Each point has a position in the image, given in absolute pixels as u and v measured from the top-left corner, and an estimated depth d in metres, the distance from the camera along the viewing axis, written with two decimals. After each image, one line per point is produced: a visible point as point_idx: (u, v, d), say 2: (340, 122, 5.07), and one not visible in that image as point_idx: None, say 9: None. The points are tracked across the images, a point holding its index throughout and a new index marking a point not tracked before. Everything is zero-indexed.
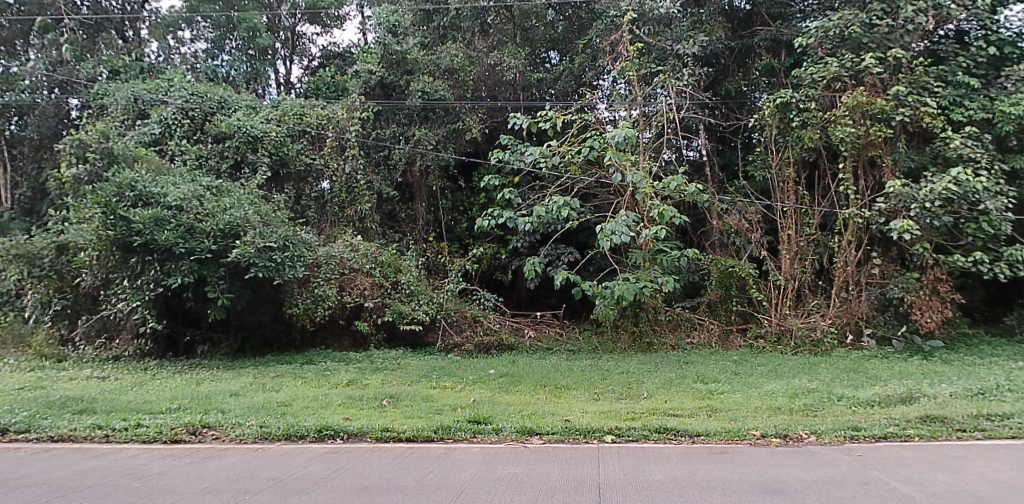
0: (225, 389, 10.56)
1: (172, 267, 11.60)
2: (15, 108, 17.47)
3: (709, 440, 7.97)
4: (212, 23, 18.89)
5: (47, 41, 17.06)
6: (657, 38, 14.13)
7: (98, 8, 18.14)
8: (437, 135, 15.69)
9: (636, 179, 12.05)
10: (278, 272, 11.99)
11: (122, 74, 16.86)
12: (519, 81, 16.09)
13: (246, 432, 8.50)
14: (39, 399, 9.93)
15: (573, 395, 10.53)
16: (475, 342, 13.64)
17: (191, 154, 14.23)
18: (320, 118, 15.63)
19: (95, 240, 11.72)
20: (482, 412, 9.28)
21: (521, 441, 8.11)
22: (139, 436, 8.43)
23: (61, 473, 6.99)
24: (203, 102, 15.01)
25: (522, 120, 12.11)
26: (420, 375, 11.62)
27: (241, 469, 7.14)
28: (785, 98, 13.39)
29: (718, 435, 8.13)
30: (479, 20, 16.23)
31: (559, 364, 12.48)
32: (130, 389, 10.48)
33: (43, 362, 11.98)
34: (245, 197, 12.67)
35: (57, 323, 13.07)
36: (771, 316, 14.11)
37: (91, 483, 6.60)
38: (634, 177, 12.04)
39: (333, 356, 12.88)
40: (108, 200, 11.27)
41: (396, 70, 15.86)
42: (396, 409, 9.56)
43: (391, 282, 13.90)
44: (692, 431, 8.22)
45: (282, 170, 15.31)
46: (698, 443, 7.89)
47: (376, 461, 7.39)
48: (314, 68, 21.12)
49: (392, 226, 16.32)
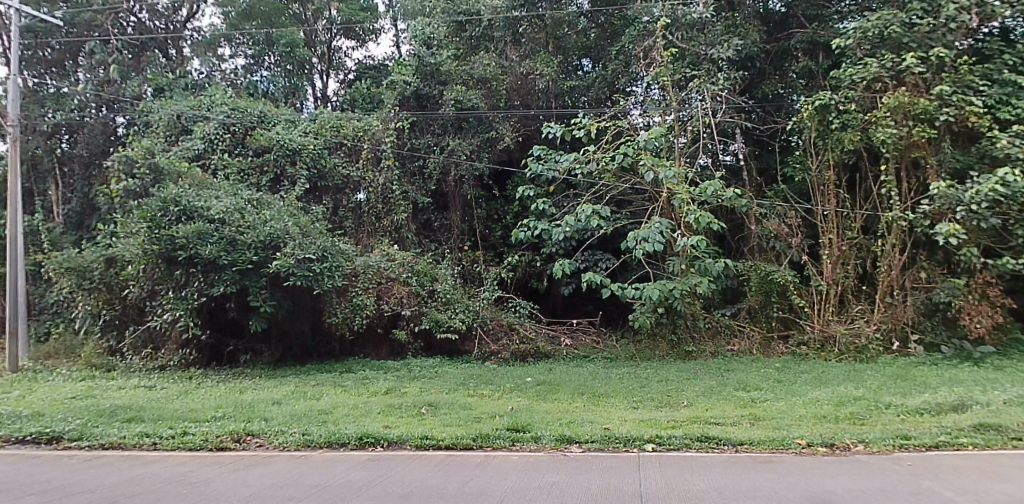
0: (268, 398, 10.74)
1: (216, 278, 11.87)
2: (65, 127, 18.11)
3: (753, 449, 7.82)
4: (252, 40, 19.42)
5: (96, 61, 17.66)
6: (691, 43, 13.94)
7: (141, 26, 18.66)
8: (471, 145, 15.78)
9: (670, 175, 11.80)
10: (317, 282, 12.12)
11: (167, 91, 17.43)
12: (552, 88, 16.07)
13: (289, 440, 8.62)
14: (90, 407, 10.22)
15: (612, 402, 10.44)
16: (511, 350, 13.57)
17: (233, 168, 14.60)
18: (357, 130, 15.91)
19: (140, 254, 11.99)
20: (521, 420, 9.26)
21: (560, 449, 8.06)
22: (186, 443, 8.62)
23: (112, 480, 7.18)
24: (244, 117, 15.43)
25: (555, 128, 12.01)
26: (458, 383, 11.65)
27: (286, 475, 7.24)
28: (824, 100, 13.09)
29: (763, 443, 7.98)
30: (511, 30, 16.13)
31: (597, 372, 12.40)
32: (177, 398, 10.72)
33: (94, 372, 12.32)
34: (285, 210, 12.91)
35: (106, 334, 13.42)
36: (814, 323, 13.85)
37: (140, 490, 6.75)
38: (668, 174, 11.80)
39: (371, 364, 12.98)
40: (153, 214, 11.60)
41: (430, 81, 16.03)
42: (434, 417, 9.60)
43: (428, 290, 14.01)
44: (735, 440, 8.07)
45: (321, 183, 15.59)
46: (742, 452, 7.74)
47: (417, 468, 7.42)
48: (350, 81, 21.45)
49: (427, 236, 16.49)
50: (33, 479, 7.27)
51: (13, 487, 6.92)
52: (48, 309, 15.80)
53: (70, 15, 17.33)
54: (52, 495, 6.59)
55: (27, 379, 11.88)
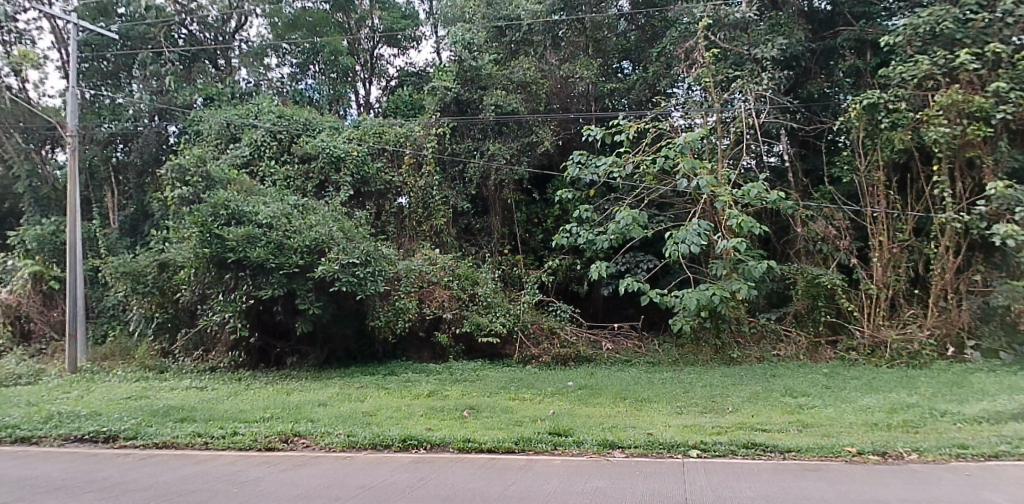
0: (314, 399, 10.96)
1: (263, 281, 12.14)
2: (121, 136, 18.82)
3: (802, 456, 7.66)
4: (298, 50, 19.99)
5: (150, 73, 18.28)
6: (734, 43, 13.75)
7: (192, 39, 19.09)
8: (511, 149, 15.90)
9: (703, 183, 11.58)
10: (361, 287, 12.30)
11: (217, 101, 18.03)
12: (592, 92, 16.12)
13: (335, 441, 8.78)
14: (145, 407, 10.56)
15: (654, 407, 10.36)
16: (553, 354, 13.58)
17: (280, 175, 14.97)
18: (399, 136, 16.16)
19: (192, 258, 12.36)
20: (563, 424, 9.25)
21: (603, 454, 8.02)
22: (236, 443, 8.84)
23: (166, 478, 7.40)
24: (290, 125, 15.82)
25: (596, 131, 11.84)
26: (500, 386, 11.70)
27: (332, 476, 7.37)
28: (872, 99, 12.80)
29: (812, 450, 7.80)
30: (550, 33, 16.25)
31: (639, 376, 12.31)
32: (227, 399, 11.02)
33: (148, 373, 12.72)
34: (329, 215, 13.20)
35: (159, 337, 13.82)
36: (864, 327, 13.48)
37: (193, 488, 6.95)
38: (701, 182, 11.58)
39: (414, 367, 13.11)
40: (204, 220, 11.92)
41: (470, 86, 16.10)
42: (476, 420, 9.66)
43: (468, 294, 14.11)
44: (783, 447, 7.92)
45: (364, 188, 15.87)
46: (789, 460, 7.58)
47: (460, 471, 7.47)
48: (392, 88, 21.79)
49: (468, 240, 16.64)
50: (92, 476, 7.55)
51: (73, 484, 7.19)
52: (104, 312, 16.45)
53: (126, 28, 17.99)
54: (111, 493, 6.83)
55: (86, 380, 12.36)
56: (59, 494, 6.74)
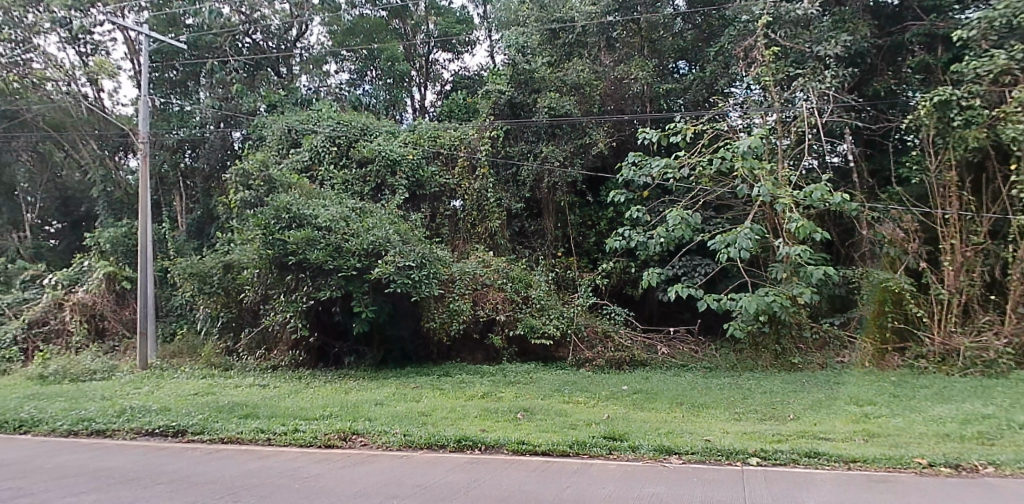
0: (371, 398, 11.18)
1: (322, 282, 12.47)
2: (189, 142, 19.64)
3: (868, 467, 7.38)
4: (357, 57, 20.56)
5: (216, 81, 19.00)
6: (795, 41, 13.35)
7: (256, 47, 19.68)
8: (565, 151, 15.91)
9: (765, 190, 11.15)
10: (416, 289, 12.43)
11: (279, 107, 18.67)
12: (647, 93, 15.83)
13: (392, 440, 8.93)
14: (211, 404, 10.96)
15: (712, 413, 10.18)
16: (607, 358, 13.49)
17: (338, 179, 15.33)
18: (453, 140, 16.32)
19: (256, 260, 12.76)
20: (618, 428, 9.17)
21: (660, 460, 7.91)
22: (297, 440, 9.08)
23: (232, 472, 7.67)
24: (349, 130, 16.19)
25: (651, 133, 11.47)
26: (553, 389, 11.68)
27: (389, 474, 7.50)
28: (944, 96, 12.25)
29: (878, 461, 7.51)
30: (604, 35, 16.10)
31: (696, 382, 12.10)
32: (288, 396, 11.34)
33: (214, 370, 13.21)
34: (386, 218, 13.49)
35: (225, 335, 14.36)
36: (934, 335, 12.88)
37: (257, 482, 7.16)
38: (762, 189, 11.18)
39: (467, 368, 13.20)
40: (267, 222, 12.30)
41: (524, 89, 16.32)
42: (530, 422, 9.66)
43: (522, 297, 14.14)
44: (848, 457, 7.65)
45: (419, 191, 16.08)
46: (855, 470, 7.32)
47: (514, 473, 7.48)
48: (447, 92, 21.99)
49: (521, 242, 16.73)
50: (163, 469, 7.87)
51: (145, 476, 7.52)
52: (172, 311, 17.15)
53: (193, 39, 18.72)
54: (180, 485, 7.11)
55: (156, 376, 12.90)
56: (132, 485, 7.06)
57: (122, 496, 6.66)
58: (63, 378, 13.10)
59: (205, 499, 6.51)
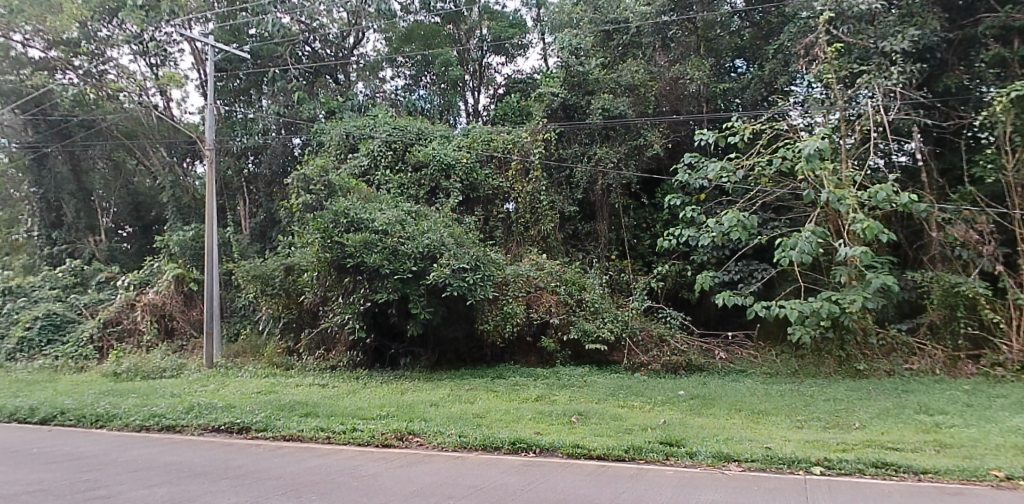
0: (427, 399, 11.31)
1: (379, 285, 12.71)
2: (252, 148, 20.30)
3: (940, 479, 7.07)
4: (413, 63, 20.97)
5: (277, 89, 19.58)
6: (858, 37, 13.09)
7: (315, 56, 20.25)
8: (619, 153, 15.82)
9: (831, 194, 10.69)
10: (470, 292, 12.56)
11: (338, 113, 19.20)
12: (703, 93, 15.59)
13: (448, 440, 9.02)
14: (273, 402, 11.29)
15: (773, 420, 9.93)
16: (662, 362, 13.27)
17: (394, 183, 15.62)
18: (507, 143, 16.40)
19: (315, 262, 13.09)
20: (675, 434, 9.03)
21: (718, 467, 7.75)
22: (355, 438, 9.27)
23: (294, 469, 7.88)
24: (404, 134, 16.46)
25: (709, 135, 11.11)
26: (608, 393, 11.58)
27: (445, 475, 7.57)
28: (1022, 90, 11.60)
29: (951, 473, 7.18)
30: (660, 35, 15.88)
31: (755, 388, 11.83)
32: (346, 396, 11.57)
33: (276, 370, 13.62)
34: (440, 221, 13.70)
35: (286, 336, 14.76)
36: (1012, 342, 12.36)
37: (317, 480, 7.34)
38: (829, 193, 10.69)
39: (521, 371, 13.24)
40: (326, 226, 12.62)
41: (577, 91, 16.29)
42: (585, 426, 9.60)
43: (576, 300, 14.08)
44: (918, 468, 7.34)
45: (473, 194, 16.20)
46: (926, 482, 7.02)
47: (570, 476, 7.45)
48: (500, 96, 22.14)
49: (575, 245, 16.69)
50: (228, 464, 8.16)
51: (212, 471, 7.81)
52: (236, 312, 17.73)
53: (255, 48, 19.31)
54: (245, 480, 7.34)
55: (221, 374, 13.38)
56: (200, 479, 7.34)
57: (191, 490, 6.94)
58: (136, 376, 13.73)
59: (269, 495, 6.71)
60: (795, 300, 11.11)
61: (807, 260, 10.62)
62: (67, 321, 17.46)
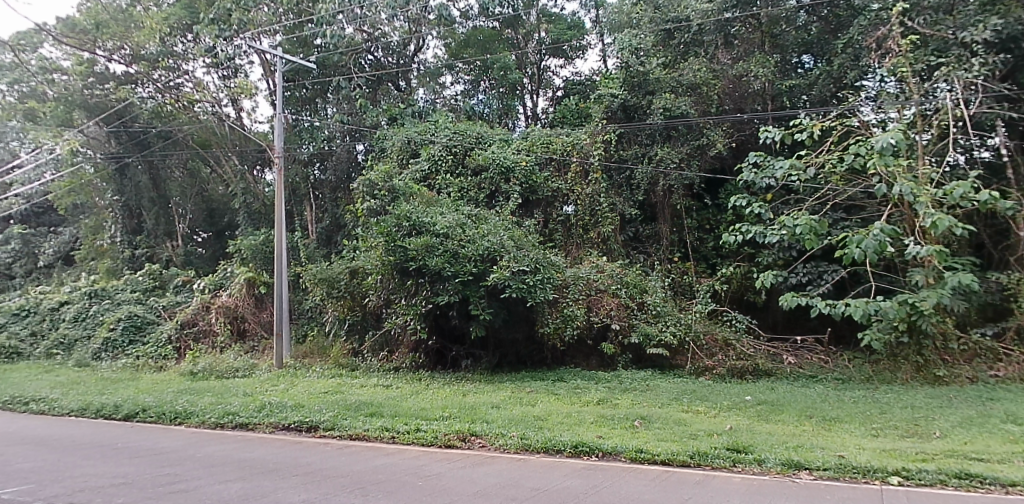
0: (489, 401, 11.39)
1: (440, 287, 12.93)
2: (319, 155, 20.95)
3: None
4: (471, 68, 21.33)
5: (342, 97, 20.15)
6: (936, 28, 12.78)
7: (377, 64, 20.62)
8: (681, 153, 15.59)
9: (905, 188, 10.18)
10: (530, 294, 12.60)
11: (400, 120, 19.74)
12: (769, 91, 15.62)
13: (510, 442, 9.06)
14: (340, 402, 11.60)
15: (845, 427, 9.59)
16: (728, 366, 13.07)
17: (455, 187, 15.89)
18: (566, 145, 16.44)
19: (379, 265, 13.43)
20: (741, 440, 8.81)
21: (788, 475, 7.51)
22: (419, 438, 9.43)
23: (361, 467, 8.08)
24: (464, 139, 16.71)
25: (775, 133, 10.68)
26: (671, 397, 11.40)
27: (509, 476, 7.60)
28: None
29: None
30: (722, 32, 15.78)
31: (827, 394, 11.47)
32: (410, 397, 11.78)
33: (343, 370, 14.00)
34: (500, 224, 13.84)
35: (351, 337, 15.18)
36: None
37: (384, 479, 7.50)
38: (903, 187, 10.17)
39: (582, 374, 13.18)
40: (389, 230, 12.93)
41: (638, 91, 16.06)
42: (648, 431, 9.48)
43: (637, 303, 13.99)
44: (1006, 480, 6.94)
45: (533, 196, 16.22)
46: (1015, 495, 6.63)
47: (634, 481, 7.35)
48: (559, 98, 22.41)
49: (636, 247, 16.57)
50: (299, 461, 8.43)
51: (283, 468, 8.08)
52: (304, 314, 18.29)
53: (321, 59, 19.71)
54: (315, 478, 7.55)
55: (290, 374, 13.84)
56: (272, 475, 7.61)
57: (264, 486, 7.18)
58: (212, 375, 14.35)
59: (338, 492, 6.89)
60: (861, 298, 10.38)
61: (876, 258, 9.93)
62: (147, 322, 18.41)
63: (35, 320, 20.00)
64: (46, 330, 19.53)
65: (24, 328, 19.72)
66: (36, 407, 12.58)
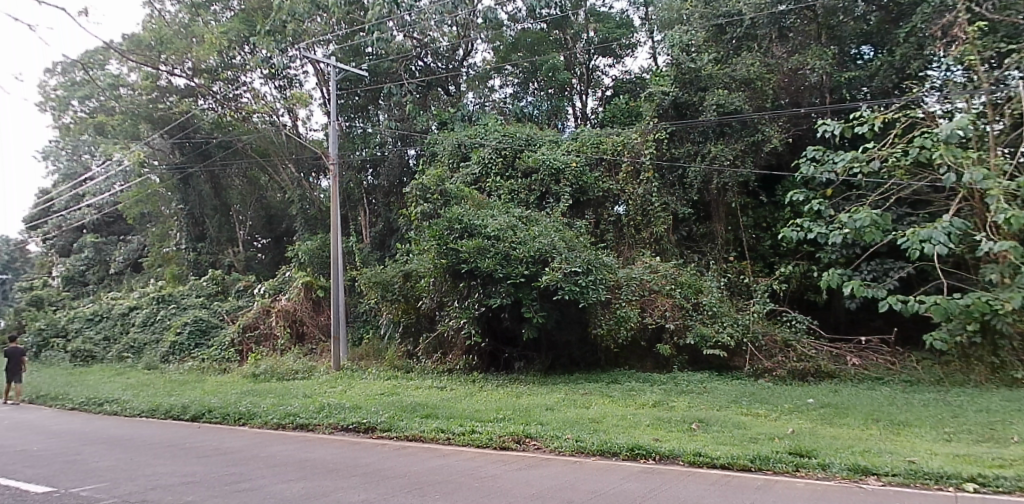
0: (542, 403, 11.39)
1: (493, 290, 13.02)
2: (371, 160, 21.31)
3: None
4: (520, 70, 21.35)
5: (393, 103, 20.54)
6: (1005, 13, 12.24)
7: (427, 69, 20.94)
8: (735, 150, 15.27)
9: (978, 177, 9.61)
10: (583, 295, 12.50)
11: (450, 124, 19.86)
12: (826, 83, 15.21)
13: (565, 445, 9.02)
14: (396, 403, 11.79)
15: (914, 432, 9.19)
16: (788, 368, 12.73)
17: (505, 189, 15.98)
18: (616, 145, 16.35)
19: (432, 268, 13.62)
20: (804, 444, 8.53)
21: (855, 480, 7.23)
22: (474, 440, 9.49)
23: (418, 469, 8.18)
24: (514, 141, 16.76)
25: (835, 125, 10.26)
26: (730, 400, 11.18)
27: (564, 479, 7.57)
28: None
29: None
30: (776, 25, 15.41)
31: (894, 397, 11.05)
32: (465, 399, 11.89)
33: (399, 372, 14.24)
34: (551, 226, 13.88)
35: (406, 340, 15.46)
36: None
37: (440, 480, 7.56)
38: (975, 176, 9.62)
39: (637, 376, 13.03)
40: (442, 233, 13.12)
41: (690, 89, 15.78)
42: (706, 434, 9.29)
43: (692, 303, 13.81)
44: None
45: (583, 197, 16.15)
46: None
47: (693, 485, 7.20)
48: (608, 97, 22.33)
49: (690, 246, 16.39)
50: (358, 462, 8.60)
51: (342, 468, 8.24)
52: (359, 317, 18.68)
53: (373, 66, 20.28)
54: (373, 478, 7.69)
55: (348, 376, 14.16)
56: (332, 476, 7.77)
57: (324, 486, 7.33)
58: (273, 377, 14.79)
59: (396, 493, 6.98)
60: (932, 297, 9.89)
61: (946, 253, 9.52)
62: (211, 326, 19.10)
63: (107, 324, 21.05)
64: (117, 334, 20.49)
65: (97, 332, 20.76)
66: (111, 408, 13.20)
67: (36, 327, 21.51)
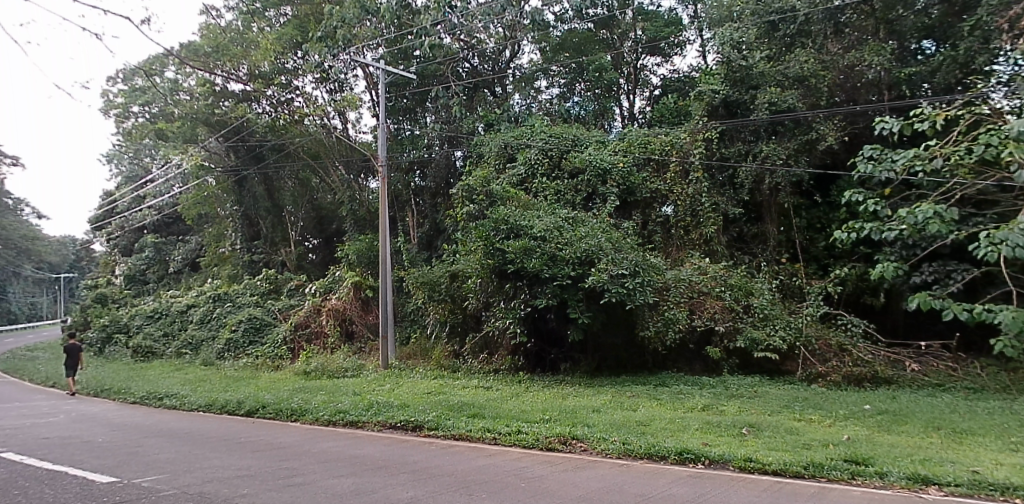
0: (589, 405, 11.36)
1: (539, 290, 13.16)
2: (417, 162, 21.59)
3: None
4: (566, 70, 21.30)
5: (440, 105, 20.81)
6: None
7: (473, 71, 21.23)
8: (788, 149, 15.03)
9: None
10: (630, 297, 12.32)
11: (496, 125, 19.99)
12: (884, 79, 14.85)
13: (612, 447, 8.96)
14: (443, 402, 11.91)
15: (979, 441, 8.80)
16: (843, 374, 12.33)
17: (552, 190, 15.98)
18: (665, 145, 16.19)
19: (479, 269, 13.78)
20: (860, 451, 8.26)
21: (915, 490, 6.95)
22: (521, 441, 9.52)
23: (466, 468, 8.24)
24: (560, 142, 16.74)
25: (892, 123, 9.63)
26: (781, 405, 10.92)
27: (611, 482, 7.51)
28: None
29: None
30: (832, 20, 15.24)
31: (957, 404, 10.62)
32: (511, 399, 11.95)
33: (445, 372, 14.40)
34: (597, 226, 13.79)
35: (453, 340, 15.66)
36: None
37: (487, 480, 7.60)
38: None
39: (685, 379, 12.85)
40: (488, 234, 13.31)
41: (741, 87, 15.71)
42: (757, 440, 9.08)
43: (743, 305, 13.65)
44: None
45: (630, 198, 16.01)
46: None
47: (743, 492, 7.03)
48: (657, 97, 22.11)
49: (740, 247, 16.16)
50: (407, 460, 8.73)
51: (391, 466, 8.37)
52: (406, 317, 18.93)
53: (421, 69, 20.48)
54: (421, 476, 7.77)
55: (396, 374, 14.37)
56: (381, 472, 7.91)
57: (373, 482, 7.46)
58: (324, 375, 15.12)
59: (442, 491, 7.04)
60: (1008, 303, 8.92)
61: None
62: (265, 324, 19.65)
63: (166, 321, 21.90)
64: (175, 330, 21.29)
65: (157, 328, 21.61)
66: (171, 402, 13.72)
67: (101, 323, 22.52)
